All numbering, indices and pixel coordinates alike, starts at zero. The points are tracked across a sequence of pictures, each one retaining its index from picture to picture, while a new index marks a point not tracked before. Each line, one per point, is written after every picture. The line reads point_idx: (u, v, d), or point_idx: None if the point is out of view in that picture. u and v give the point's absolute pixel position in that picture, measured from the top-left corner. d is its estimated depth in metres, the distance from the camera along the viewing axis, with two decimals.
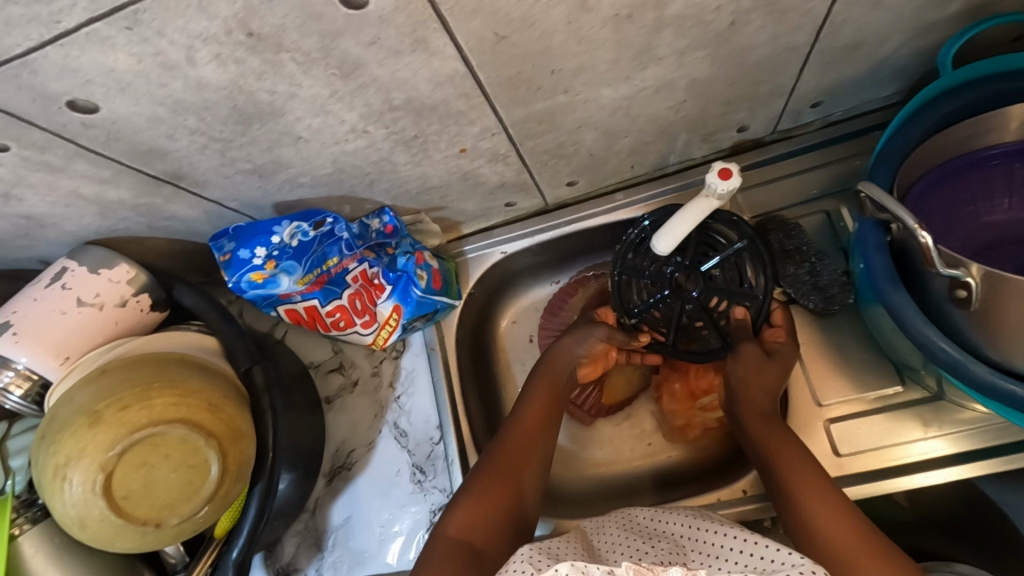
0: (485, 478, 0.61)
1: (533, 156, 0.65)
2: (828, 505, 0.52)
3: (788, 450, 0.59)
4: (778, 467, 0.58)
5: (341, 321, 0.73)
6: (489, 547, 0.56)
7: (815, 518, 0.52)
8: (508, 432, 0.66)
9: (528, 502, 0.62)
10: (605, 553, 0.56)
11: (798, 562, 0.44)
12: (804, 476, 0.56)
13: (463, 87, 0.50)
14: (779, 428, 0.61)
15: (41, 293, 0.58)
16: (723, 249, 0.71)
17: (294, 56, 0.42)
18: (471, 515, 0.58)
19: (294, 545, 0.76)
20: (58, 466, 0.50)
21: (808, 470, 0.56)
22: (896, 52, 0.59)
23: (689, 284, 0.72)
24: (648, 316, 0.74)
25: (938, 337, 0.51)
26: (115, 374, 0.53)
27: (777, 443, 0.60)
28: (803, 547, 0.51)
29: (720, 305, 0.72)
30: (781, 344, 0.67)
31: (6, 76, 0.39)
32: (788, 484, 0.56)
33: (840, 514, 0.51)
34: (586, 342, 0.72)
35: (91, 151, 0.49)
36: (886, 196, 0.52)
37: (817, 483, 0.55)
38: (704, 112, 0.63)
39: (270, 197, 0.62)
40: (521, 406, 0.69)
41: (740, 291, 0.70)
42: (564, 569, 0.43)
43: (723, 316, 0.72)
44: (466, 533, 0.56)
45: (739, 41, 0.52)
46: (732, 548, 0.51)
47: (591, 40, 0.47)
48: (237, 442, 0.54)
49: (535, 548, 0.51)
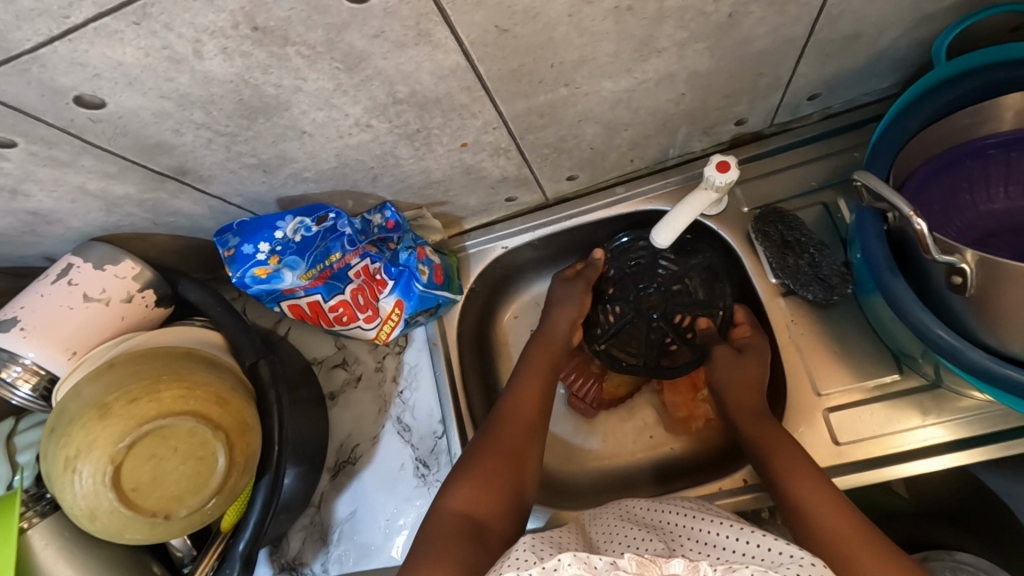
0: (493, 447, 0.62)
1: (533, 150, 0.65)
2: (827, 500, 0.52)
3: (783, 444, 0.59)
4: (775, 462, 0.58)
5: (344, 316, 0.73)
6: (492, 520, 0.56)
7: (818, 511, 0.52)
8: (507, 410, 0.66)
9: (529, 476, 0.63)
10: (605, 542, 0.56)
11: (797, 553, 0.44)
12: (801, 469, 0.56)
13: (465, 80, 0.50)
14: (774, 425, 0.62)
15: (48, 289, 0.58)
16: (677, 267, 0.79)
17: (300, 49, 0.42)
18: (475, 491, 0.58)
19: (299, 539, 0.77)
20: (68, 459, 0.51)
21: (804, 465, 0.56)
22: (894, 43, 0.60)
23: (654, 303, 0.80)
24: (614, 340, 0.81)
25: (937, 326, 0.52)
26: (124, 368, 0.54)
27: (771, 437, 0.61)
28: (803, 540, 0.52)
29: (684, 321, 0.79)
30: (750, 338, 0.71)
31: (16, 71, 0.40)
32: (786, 477, 0.56)
33: (840, 509, 0.51)
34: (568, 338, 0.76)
35: (97, 146, 0.49)
36: (882, 184, 0.53)
37: (815, 478, 0.55)
38: (704, 105, 0.64)
39: (274, 192, 0.62)
40: (514, 385, 0.70)
41: (701, 305, 0.78)
42: (569, 559, 0.43)
43: (689, 330, 0.79)
44: (472, 509, 0.56)
45: (739, 33, 0.53)
46: (728, 537, 0.51)
47: (592, 32, 0.48)
48: (244, 434, 0.55)
49: (538, 536, 0.51)
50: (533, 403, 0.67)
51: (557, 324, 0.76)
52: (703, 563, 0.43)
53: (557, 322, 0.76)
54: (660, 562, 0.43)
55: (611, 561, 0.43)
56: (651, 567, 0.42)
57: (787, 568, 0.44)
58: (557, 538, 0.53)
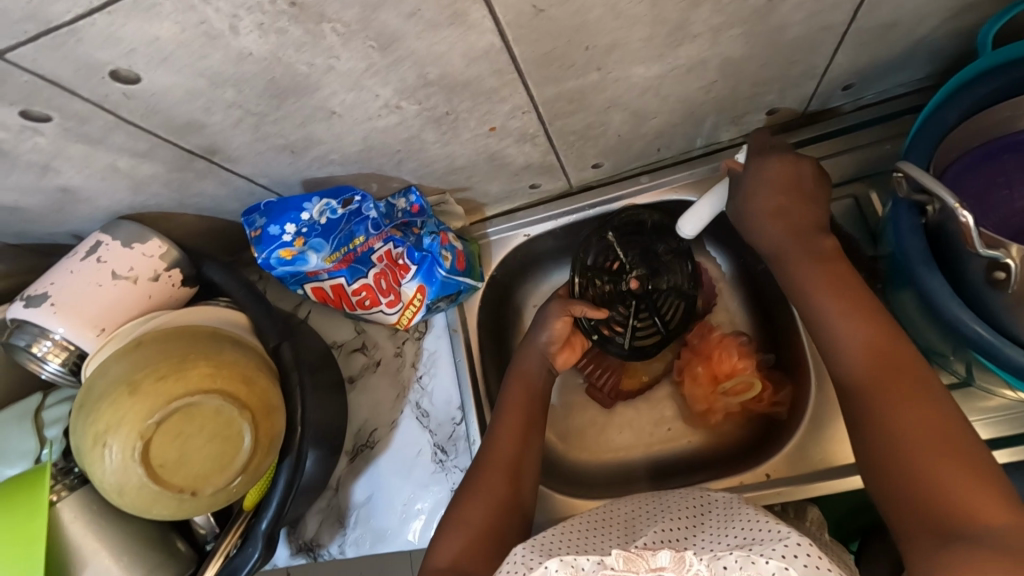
0: (475, 491, 0.62)
1: (560, 137, 0.65)
2: (918, 428, 0.45)
3: (910, 393, 0.47)
4: (875, 409, 0.48)
5: (366, 300, 0.73)
6: (479, 568, 0.56)
7: (922, 477, 0.43)
8: (489, 453, 0.65)
9: (522, 492, 0.64)
10: (611, 530, 0.56)
11: (787, 536, 0.44)
12: (902, 403, 0.47)
13: (497, 63, 0.49)
14: (914, 357, 0.49)
15: (78, 266, 0.59)
16: (603, 277, 0.78)
17: (334, 26, 0.42)
18: (460, 542, 0.58)
19: (317, 521, 0.78)
20: (98, 434, 0.51)
21: (926, 425, 0.45)
22: (932, 34, 0.59)
23: (641, 284, 0.78)
24: (679, 304, 0.78)
25: (974, 322, 0.51)
26: (152, 347, 0.54)
27: (883, 377, 0.48)
28: (887, 506, 0.46)
29: (662, 255, 0.78)
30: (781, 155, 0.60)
31: (53, 45, 0.40)
32: (867, 397, 0.49)
33: (953, 466, 0.43)
34: (547, 370, 0.73)
35: (131, 123, 0.49)
36: (926, 175, 0.51)
37: (924, 413, 0.46)
38: (735, 93, 0.63)
39: (299, 174, 0.62)
40: (497, 425, 0.68)
41: (649, 239, 0.77)
42: (554, 565, 0.44)
43: (663, 246, 0.77)
44: (458, 561, 0.56)
45: (776, 19, 0.51)
46: (738, 528, 0.50)
47: (628, 15, 0.47)
48: (269, 416, 0.55)
49: (530, 545, 0.51)
50: (514, 444, 0.66)
51: (534, 355, 0.73)
52: (688, 554, 0.43)
53: (531, 354, 0.73)
54: (647, 555, 0.43)
55: (599, 560, 0.44)
56: (637, 560, 0.43)
57: (773, 549, 0.43)
58: (554, 536, 0.53)
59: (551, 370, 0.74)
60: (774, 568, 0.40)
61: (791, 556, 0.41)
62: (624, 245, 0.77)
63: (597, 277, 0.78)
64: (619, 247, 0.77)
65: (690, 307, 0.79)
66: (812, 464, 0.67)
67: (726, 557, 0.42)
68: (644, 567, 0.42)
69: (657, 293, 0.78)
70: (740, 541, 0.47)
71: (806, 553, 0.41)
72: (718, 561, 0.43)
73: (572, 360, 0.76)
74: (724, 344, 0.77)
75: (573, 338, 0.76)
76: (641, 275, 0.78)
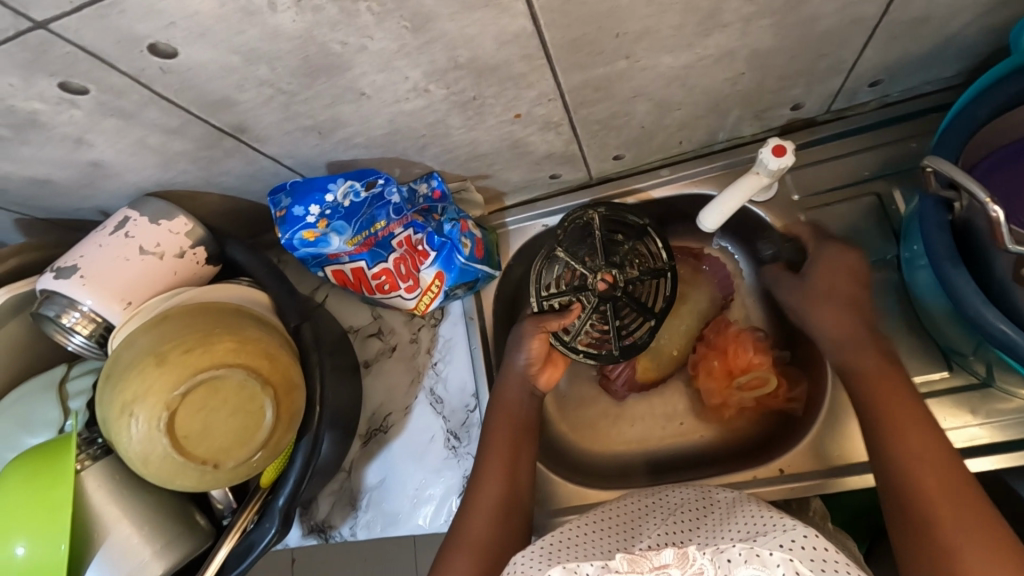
0: (462, 538, 0.61)
1: (584, 126, 0.65)
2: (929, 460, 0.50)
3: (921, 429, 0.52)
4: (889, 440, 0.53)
5: (385, 285, 0.73)
6: None
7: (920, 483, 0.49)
8: (476, 495, 0.64)
9: (518, 516, 0.64)
10: (613, 529, 0.55)
11: (794, 527, 0.44)
12: (913, 436, 0.52)
13: (527, 47, 0.50)
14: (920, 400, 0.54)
15: (106, 240, 0.60)
16: (567, 292, 0.75)
17: (369, 5, 0.42)
18: None
19: (329, 503, 0.79)
20: (125, 403, 0.52)
21: (935, 460, 0.50)
22: (964, 30, 0.58)
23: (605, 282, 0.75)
24: (651, 279, 0.75)
25: (1000, 320, 0.50)
26: (178, 321, 0.55)
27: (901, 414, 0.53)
28: (886, 506, 0.52)
29: (617, 245, 0.75)
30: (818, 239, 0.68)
31: (95, 17, 0.40)
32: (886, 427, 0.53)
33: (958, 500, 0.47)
34: (529, 393, 0.72)
35: (165, 98, 0.50)
36: (955, 169, 0.51)
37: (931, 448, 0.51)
38: (761, 86, 0.63)
39: (325, 156, 0.63)
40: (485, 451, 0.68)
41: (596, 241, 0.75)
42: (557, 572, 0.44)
43: (615, 237, 0.76)
44: None
45: (808, 11, 0.51)
46: (746, 522, 0.50)
47: (659, 2, 0.47)
48: (290, 393, 0.56)
49: (536, 549, 0.50)
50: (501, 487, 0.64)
51: (513, 383, 0.72)
52: (692, 549, 0.42)
53: (510, 380, 0.72)
54: (649, 555, 0.42)
55: (603, 565, 0.43)
56: (642, 561, 0.41)
57: (778, 540, 0.43)
58: (559, 538, 0.52)
59: (534, 392, 0.73)
60: (779, 560, 0.40)
61: (798, 548, 0.41)
62: (577, 253, 0.75)
63: (563, 294, 0.75)
64: (573, 258, 0.75)
65: (665, 280, 0.75)
66: (825, 461, 0.67)
67: (728, 549, 0.42)
68: (648, 566, 0.41)
69: (626, 283, 0.74)
70: (743, 533, 0.47)
71: (812, 545, 0.41)
72: (720, 554, 0.42)
73: (554, 378, 0.75)
74: (739, 339, 0.77)
75: (552, 356, 0.75)
76: (602, 271, 0.75)
